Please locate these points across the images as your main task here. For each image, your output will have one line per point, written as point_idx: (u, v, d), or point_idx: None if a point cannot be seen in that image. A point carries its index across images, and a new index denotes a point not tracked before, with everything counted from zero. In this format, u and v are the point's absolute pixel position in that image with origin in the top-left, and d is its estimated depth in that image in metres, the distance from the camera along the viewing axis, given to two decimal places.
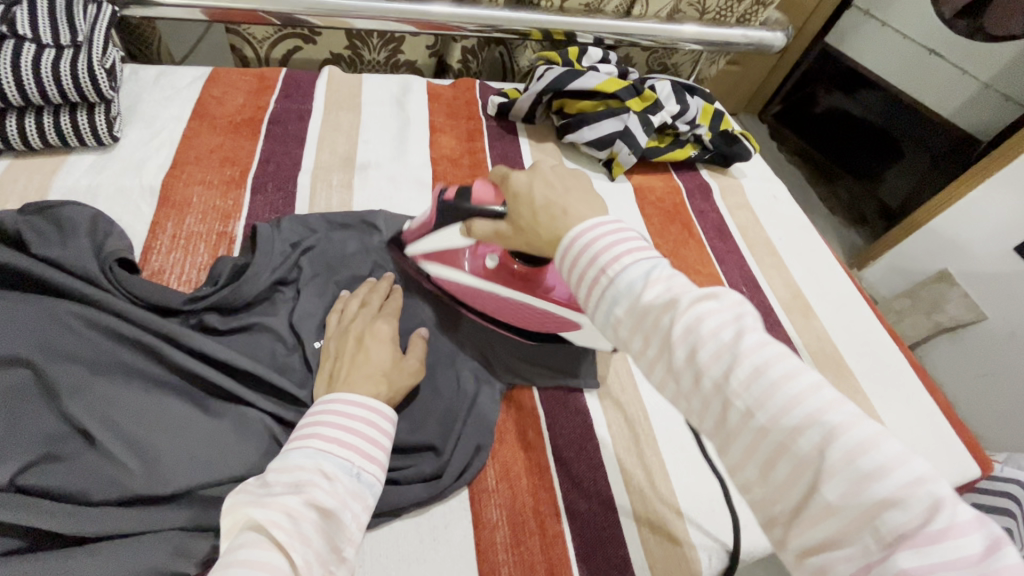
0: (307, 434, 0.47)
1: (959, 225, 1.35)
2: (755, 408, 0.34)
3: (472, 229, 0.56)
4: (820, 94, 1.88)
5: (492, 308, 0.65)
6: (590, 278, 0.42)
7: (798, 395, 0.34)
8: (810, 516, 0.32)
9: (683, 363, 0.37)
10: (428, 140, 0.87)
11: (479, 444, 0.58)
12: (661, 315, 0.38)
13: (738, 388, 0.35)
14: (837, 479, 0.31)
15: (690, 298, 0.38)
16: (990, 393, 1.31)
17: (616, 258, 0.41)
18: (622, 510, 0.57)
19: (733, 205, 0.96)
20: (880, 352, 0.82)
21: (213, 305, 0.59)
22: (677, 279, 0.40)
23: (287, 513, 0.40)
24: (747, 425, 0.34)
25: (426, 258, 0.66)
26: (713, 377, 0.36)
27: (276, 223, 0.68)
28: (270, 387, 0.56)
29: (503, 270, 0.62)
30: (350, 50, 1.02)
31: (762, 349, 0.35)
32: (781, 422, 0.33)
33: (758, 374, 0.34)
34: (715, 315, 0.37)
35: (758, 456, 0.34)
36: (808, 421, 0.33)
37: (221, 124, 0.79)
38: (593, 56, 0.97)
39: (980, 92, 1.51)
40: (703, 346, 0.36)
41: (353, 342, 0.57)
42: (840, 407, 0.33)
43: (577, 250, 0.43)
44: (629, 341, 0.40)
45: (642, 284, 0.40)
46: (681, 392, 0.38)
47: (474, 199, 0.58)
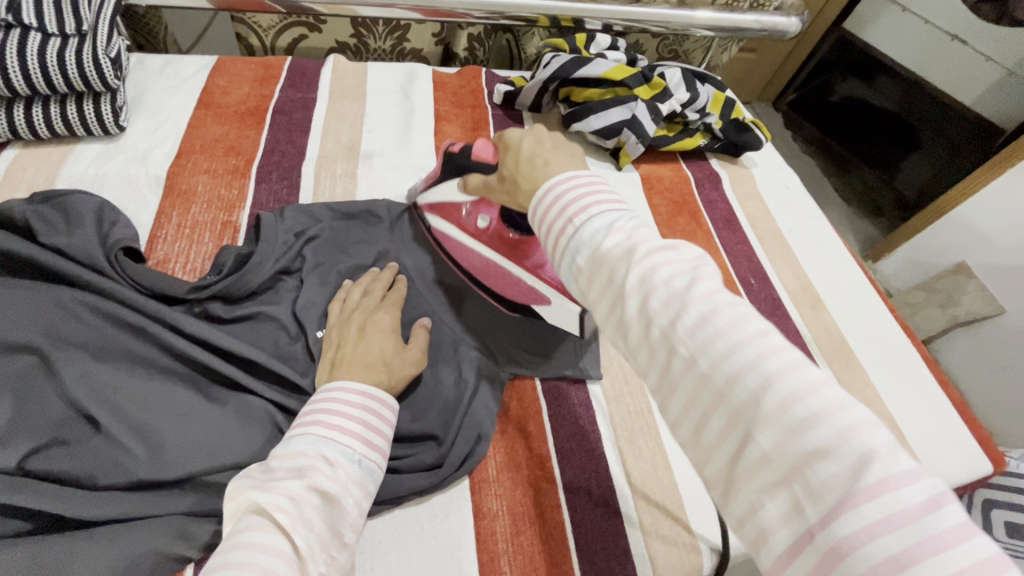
0: (309, 421, 0.47)
1: (982, 217, 1.32)
2: (699, 355, 0.33)
3: (466, 183, 0.58)
4: (837, 82, 1.84)
5: (476, 267, 0.67)
6: (558, 228, 0.42)
7: (741, 341, 0.32)
8: (745, 469, 0.31)
9: (634, 312, 0.36)
10: (433, 129, 0.87)
11: (480, 434, 0.58)
12: (616, 264, 0.37)
13: (683, 335, 0.34)
14: (773, 430, 0.30)
15: (647, 249, 0.37)
16: (1009, 390, 1.28)
17: (583, 208, 0.41)
18: (622, 501, 0.57)
19: (743, 195, 0.95)
20: (892, 345, 0.80)
21: (217, 294, 0.60)
22: (639, 232, 0.39)
23: (290, 497, 0.40)
24: (689, 373, 0.33)
25: (432, 209, 0.69)
26: (660, 325, 0.35)
27: (280, 212, 0.68)
28: (272, 375, 0.56)
29: (494, 234, 0.64)
30: (355, 39, 1.02)
31: (711, 297, 0.34)
32: (722, 369, 0.32)
33: (703, 320, 0.33)
34: (670, 264, 0.36)
35: (699, 406, 0.33)
36: (748, 368, 0.31)
37: (225, 113, 0.79)
38: (601, 42, 0.96)
39: (1002, 81, 1.47)
40: (653, 294, 0.35)
41: (356, 331, 0.57)
42: (785, 354, 0.31)
43: (549, 202, 0.43)
44: (587, 291, 0.40)
45: (604, 234, 0.39)
46: (630, 341, 0.37)
47: (474, 156, 0.61)
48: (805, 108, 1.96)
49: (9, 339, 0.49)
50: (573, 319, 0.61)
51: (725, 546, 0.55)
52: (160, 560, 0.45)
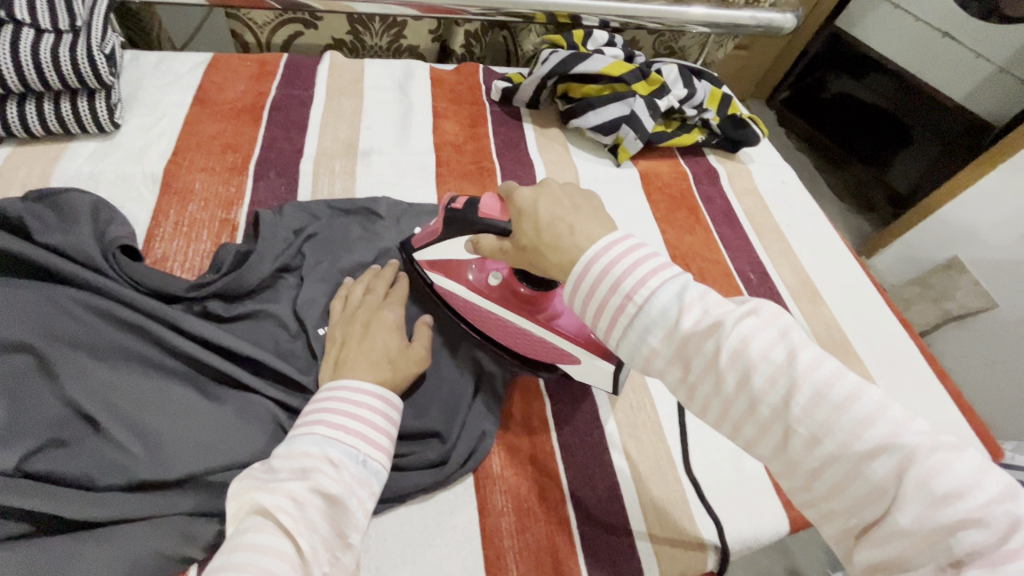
0: (313, 421, 0.47)
1: (975, 213, 1.34)
2: (821, 433, 0.35)
3: (478, 245, 0.55)
4: (829, 80, 1.85)
5: (491, 327, 0.61)
6: (616, 306, 0.42)
7: (865, 417, 0.34)
8: (881, 538, 0.32)
9: (737, 389, 0.38)
10: (431, 126, 0.86)
11: (484, 431, 0.58)
12: (706, 343, 0.39)
13: (800, 414, 0.36)
14: (911, 502, 0.31)
15: (735, 321, 0.38)
16: (1002, 382, 1.29)
17: (640, 284, 0.41)
18: (625, 496, 0.57)
19: (741, 191, 0.95)
20: (889, 338, 0.81)
21: (217, 293, 0.59)
22: (712, 301, 0.40)
23: (293, 499, 0.41)
24: (813, 451, 0.35)
25: (431, 266, 0.64)
26: (771, 403, 0.36)
27: (279, 209, 0.68)
28: (274, 374, 0.56)
29: (508, 291, 0.59)
30: (351, 35, 1.01)
31: (817, 370, 0.36)
32: (848, 446, 0.34)
33: (819, 397, 0.35)
34: (763, 337, 0.37)
35: (826, 481, 0.35)
36: (877, 444, 0.33)
37: (222, 110, 0.78)
38: (599, 39, 0.96)
39: (995, 76, 1.49)
40: (758, 371, 0.37)
41: (360, 328, 0.57)
42: (908, 427, 0.33)
43: (596, 276, 0.42)
44: (671, 370, 0.40)
45: (677, 309, 0.40)
46: (736, 417, 0.38)
47: (480, 213, 0.54)
48: (799, 104, 1.96)
49: (6, 339, 0.49)
50: (605, 374, 0.58)
51: (726, 541, 0.55)
52: (164, 561, 0.44)
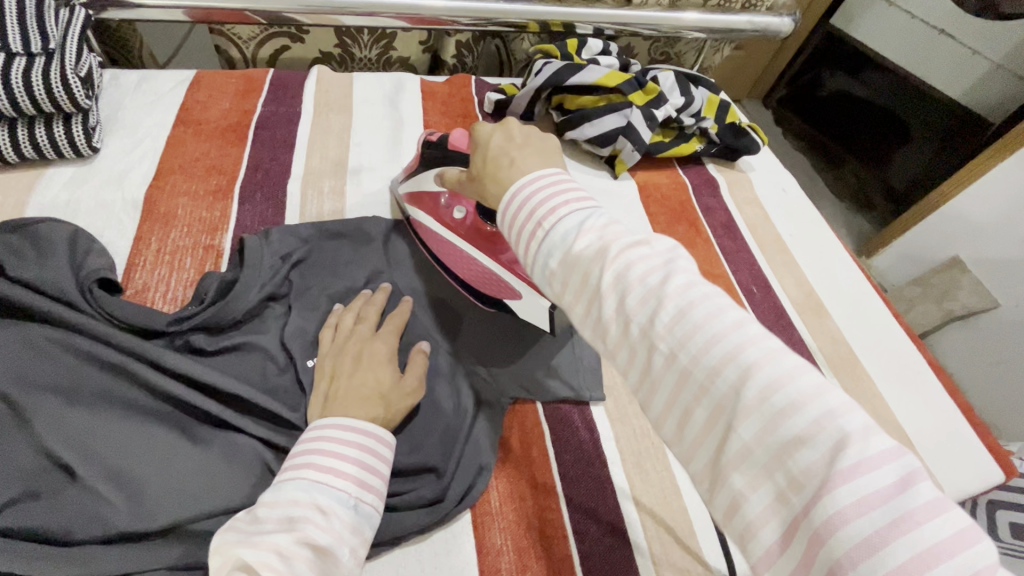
0: (301, 465, 0.44)
1: (970, 215, 1.33)
2: (679, 350, 0.33)
3: (446, 178, 0.61)
4: (826, 77, 1.84)
5: (447, 256, 0.66)
6: (527, 231, 0.42)
7: (718, 333, 0.33)
8: (729, 462, 0.31)
9: (612, 311, 0.36)
10: (423, 141, 0.84)
11: (481, 465, 0.56)
12: (591, 265, 0.38)
13: (661, 331, 0.34)
14: (753, 419, 0.31)
15: (621, 247, 0.38)
16: (997, 384, 1.29)
17: (550, 212, 0.41)
18: (630, 530, 0.55)
19: (741, 200, 0.93)
20: (897, 350, 0.79)
21: (200, 325, 0.56)
22: (610, 229, 0.39)
23: (279, 553, 0.38)
24: (671, 369, 0.34)
25: (410, 199, 0.70)
26: (639, 323, 0.35)
27: (265, 234, 0.65)
28: (261, 410, 0.53)
29: (471, 227, 0.65)
30: (340, 48, 0.98)
31: (687, 291, 0.35)
32: (702, 363, 0.33)
33: (681, 315, 0.34)
34: (644, 261, 0.36)
35: (680, 403, 0.34)
36: (726, 360, 0.32)
37: (206, 130, 0.76)
38: (593, 48, 0.94)
39: (992, 73, 1.47)
40: (630, 291, 0.36)
41: (352, 360, 0.54)
42: (760, 344, 0.32)
43: (518, 206, 0.43)
44: (562, 294, 0.39)
45: (575, 236, 0.39)
46: (608, 341, 0.37)
47: (455, 150, 0.65)
48: (795, 103, 1.95)
49: None
50: (543, 313, 0.61)
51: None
52: None
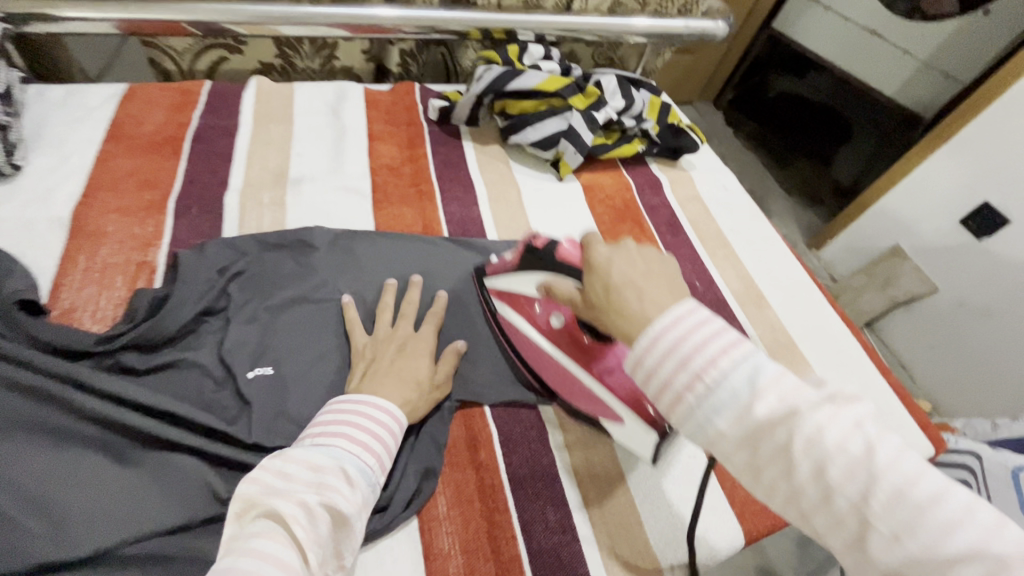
0: (334, 433, 0.49)
1: (902, 208, 1.43)
2: (900, 533, 0.33)
3: (551, 289, 0.56)
4: (772, 79, 1.94)
5: (539, 365, 0.64)
6: (682, 381, 0.39)
7: (949, 519, 0.32)
8: None
9: (808, 480, 0.35)
10: (366, 149, 0.84)
11: (427, 468, 0.56)
12: (779, 429, 0.36)
13: (878, 511, 0.33)
14: None
15: (809, 407, 0.36)
16: (948, 362, 1.39)
17: (711, 362, 0.39)
18: (578, 525, 0.56)
19: (684, 198, 0.96)
20: (833, 335, 0.83)
21: (130, 343, 0.55)
22: (785, 384, 0.38)
23: (306, 510, 0.42)
24: (893, 551, 0.33)
25: (500, 295, 0.68)
26: (847, 496, 0.34)
27: (200, 247, 0.64)
28: (196, 427, 0.52)
29: (567, 335, 0.62)
30: (280, 59, 0.97)
31: (898, 466, 0.34)
32: (936, 552, 0.32)
33: (900, 496, 0.33)
34: (837, 423, 0.35)
35: None
36: (968, 553, 0.31)
37: (139, 144, 0.74)
38: (534, 53, 0.95)
39: (920, 70, 1.57)
40: (832, 462, 0.35)
41: (394, 349, 0.60)
42: (997, 532, 0.32)
43: (664, 345, 0.40)
44: (735, 453, 0.38)
45: (749, 394, 0.37)
46: (804, 506, 0.36)
47: (561, 256, 0.58)
48: (746, 107, 2.04)
49: None
50: (646, 443, 0.57)
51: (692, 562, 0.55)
52: None
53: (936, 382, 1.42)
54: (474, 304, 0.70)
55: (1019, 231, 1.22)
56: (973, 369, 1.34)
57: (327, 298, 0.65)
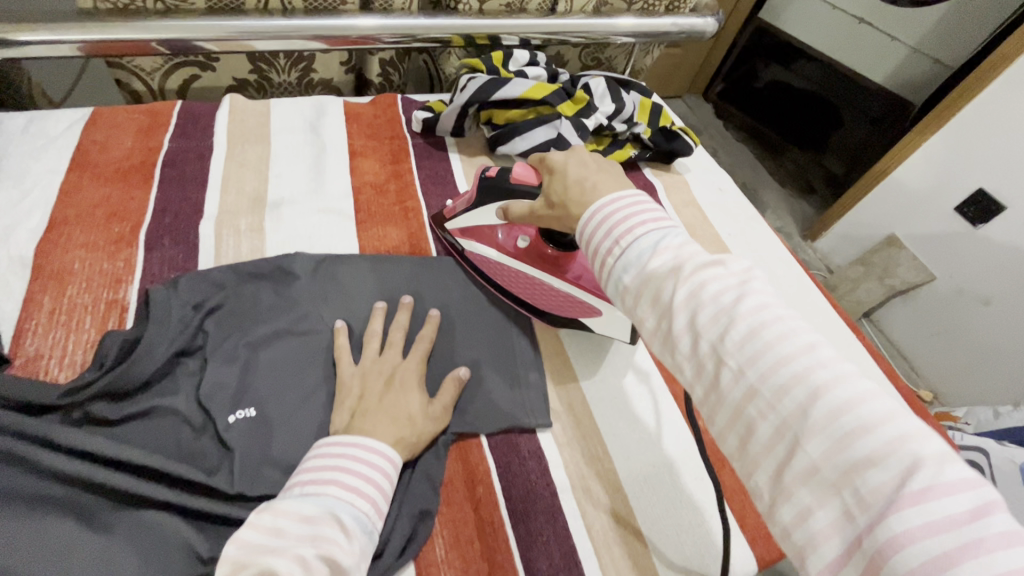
0: (325, 481, 0.47)
1: (899, 197, 1.41)
2: (747, 367, 0.36)
3: (510, 211, 0.63)
4: (760, 69, 1.90)
5: (514, 286, 0.69)
6: (604, 249, 0.46)
7: (787, 354, 0.35)
8: (793, 473, 0.34)
9: (683, 328, 0.39)
10: (348, 166, 0.80)
11: (424, 509, 0.53)
12: (666, 281, 0.41)
13: (731, 349, 0.37)
14: (820, 438, 0.33)
15: (695, 266, 0.40)
16: (949, 351, 1.37)
17: (628, 231, 0.45)
18: (584, 559, 0.53)
19: (679, 203, 0.93)
20: (839, 339, 0.80)
21: (99, 393, 0.51)
22: (684, 247, 0.42)
23: (302, 565, 0.40)
24: (738, 385, 0.37)
25: (464, 233, 0.73)
26: (708, 339, 0.38)
27: (173, 283, 0.60)
28: (175, 480, 0.49)
29: (534, 252, 0.68)
30: (256, 74, 0.94)
31: (760, 312, 0.37)
32: (769, 381, 0.35)
33: (751, 334, 0.36)
34: (717, 280, 0.39)
35: (745, 419, 0.37)
36: (796, 380, 0.35)
37: (106, 173, 0.70)
38: (519, 59, 0.92)
39: (910, 56, 1.56)
40: (701, 308, 0.39)
41: (384, 382, 0.57)
42: (832, 367, 0.35)
43: (597, 222, 0.47)
44: (634, 305, 0.43)
45: (649, 254, 0.43)
46: (678, 353, 0.40)
47: (514, 179, 0.63)
48: (733, 96, 2.02)
49: None
50: (623, 325, 0.66)
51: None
52: None
53: (938, 372, 1.41)
54: (465, 326, 0.67)
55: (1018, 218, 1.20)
56: (976, 358, 1.33)
57: (310, 329, 0.62)
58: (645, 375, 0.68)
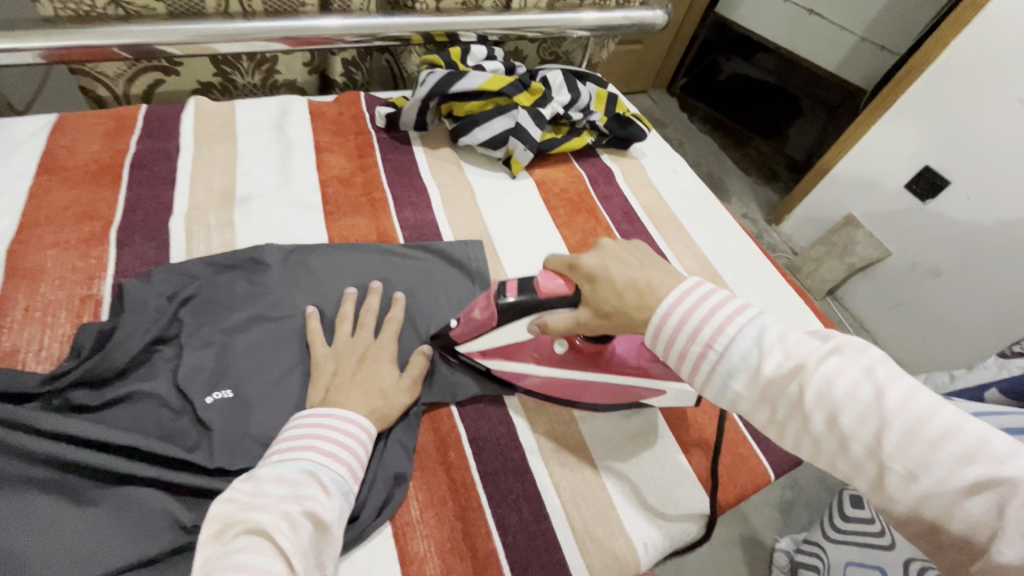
0: (302, 447, 0.49)
1: (852, 177, 1.49)
2: (916, 471, 0.37)
3: (546, 327, 0.56)
4: (722, 62, 2.01)
5: (564, 391, 0.64)
6: (696, 352, 0.46)
7: (956, 452, 0.36)
8: (990, 570, 0.35)
9: (825, 429, 0.40)
10: (314, 162, 0.83)
11: (399, 474, 0.56)
12: (789, 384, 0.42)
13: (891, 452, 0.37)
14: (1015, 535, 0.34)
15: (816, 362, 0.41)
16: (905, 320, 1.46)
17: (719, 331, 0.45)
18: (551, 512, 0.57)
19: (636, 185, 0.98)
20: (789, 305, 0.86)
21: (79, 380, 0.53)
22: (789, 344, 0.43)
23: (287, 520, 0.43)
24: (910, 488, 0.37)
25: (485, 355, 0.63)
26: (862, 442, 0.38)
27: (147, 276, 0.62)
28: (156, 457, 0.51)
29: (572, 353, 0.61)
30: (219, 77, 0.95)
31: (909, 407, 0.37)
32: (946, 482, 0.36)
33: (911, 433, 0.37)
34: (846, 375, 0.40)
35: (923, 517, 0.37)
36: (977, 479, 0.35)
37: (74, 176, 0.72)
38: (477, 54, 0.96)
39: (858, 45, 1.66)
40: (844, 411, 0.39)
41: (356, 358, 0.60)
42: (1007, 458, 0.35)
43: (675, 325, 0.46)
44: (758, 409, 0.44)
45: (758, 356, 0.43)
46: (827, 453, 0.41)
47: (543, 293, 0.55)
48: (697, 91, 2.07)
49: None
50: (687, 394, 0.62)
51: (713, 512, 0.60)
52: None
53: (896, 340, 1.49)
54: (432, 307, 0.70)
55: (960, 191, 1.28)
56: (929, 325, 1.41)
57: (282, 314, 0.64)
58: None
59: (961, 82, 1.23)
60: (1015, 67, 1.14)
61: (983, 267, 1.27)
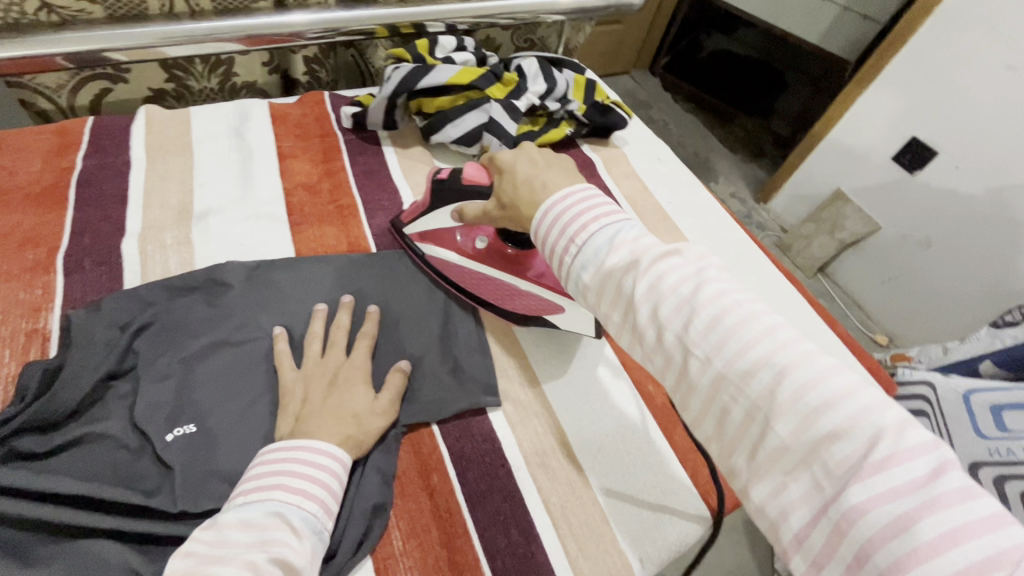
0: (270, 486, 0.46)
1: (840, 153, 1.46)
2: (713, 356, 0.37)
3: (463, 212, 0.64)
4: (703, 39, 1.98)
5: (479, 288, 0.69)
6: (561, 245, 0.47)
7: (750, 339, 0.36)
8: (767, 456, 0.35)
9: (648, 320, 0.40)
10: (277, 169, 0.78)
11: (378, 503, 0.53)
12: (625, 278, 0.42)
13: (696, 339, 0.38)
14: (789, 419, 0.34)
15: (652, 258, 0.41)
16: (899, 295, 1.44)
17: (582, 228, 0.46)
18: (541, 533, 0.54)
19: (619, 175, 0.94)
20: (782, 292, 0.83)
21: (25, 426, 0.49)
22: (639, 242, 0.44)
23: (253, 571, 0.39)
24: (706, 373, 0.38)
25: (422, 238, 0.72)
26: (673, 330, 0.39)
27: (96, 305, 0.58)
28: (113, 505, 0.48)
29: (494, 251, 0.69)
30: (173, 83, 0.90)
31: (719, 299, 0.38)
32: (735, 366, 0.36)
33: (714, 322, 0.37)
34: (675, 271, 0.40)
35: (715, 408, 0.38)
36: (761, 363, 0.36)
37: (16, 199, 0.67)
38: (446, 45, 0.91)
39: (840, 15, 1.63)
40: (664, 301, 0.40)
41: (327, 384, 0.56)
42: (792, 347, 0.36)
43: (552, 221, 0.48)
44: (599, 304, 0.44)
45: (606, 251, 0.44)
46: (649, 348, 0.41)
47: (468, 180, 0.63)
48: (678, 68, 2.02)
49: None
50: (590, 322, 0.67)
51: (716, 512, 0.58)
52: None
53: (890, 316, 1.47)
54: (408, 319, 0.67)
55: (951, 162, 1.25)
56: (922, 299, 1.39)
57: (247, 338, 0.60)
58: (592, 344, 0.70)
59: (948, 49, 1.19)
60: (1002, 31, 1.10)
61: (976, 239, 1.25)
